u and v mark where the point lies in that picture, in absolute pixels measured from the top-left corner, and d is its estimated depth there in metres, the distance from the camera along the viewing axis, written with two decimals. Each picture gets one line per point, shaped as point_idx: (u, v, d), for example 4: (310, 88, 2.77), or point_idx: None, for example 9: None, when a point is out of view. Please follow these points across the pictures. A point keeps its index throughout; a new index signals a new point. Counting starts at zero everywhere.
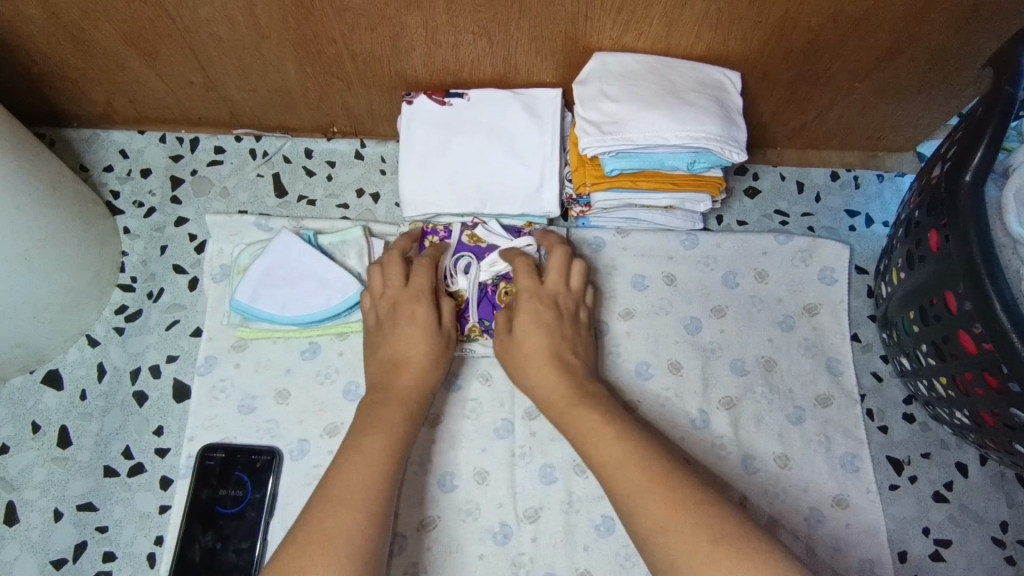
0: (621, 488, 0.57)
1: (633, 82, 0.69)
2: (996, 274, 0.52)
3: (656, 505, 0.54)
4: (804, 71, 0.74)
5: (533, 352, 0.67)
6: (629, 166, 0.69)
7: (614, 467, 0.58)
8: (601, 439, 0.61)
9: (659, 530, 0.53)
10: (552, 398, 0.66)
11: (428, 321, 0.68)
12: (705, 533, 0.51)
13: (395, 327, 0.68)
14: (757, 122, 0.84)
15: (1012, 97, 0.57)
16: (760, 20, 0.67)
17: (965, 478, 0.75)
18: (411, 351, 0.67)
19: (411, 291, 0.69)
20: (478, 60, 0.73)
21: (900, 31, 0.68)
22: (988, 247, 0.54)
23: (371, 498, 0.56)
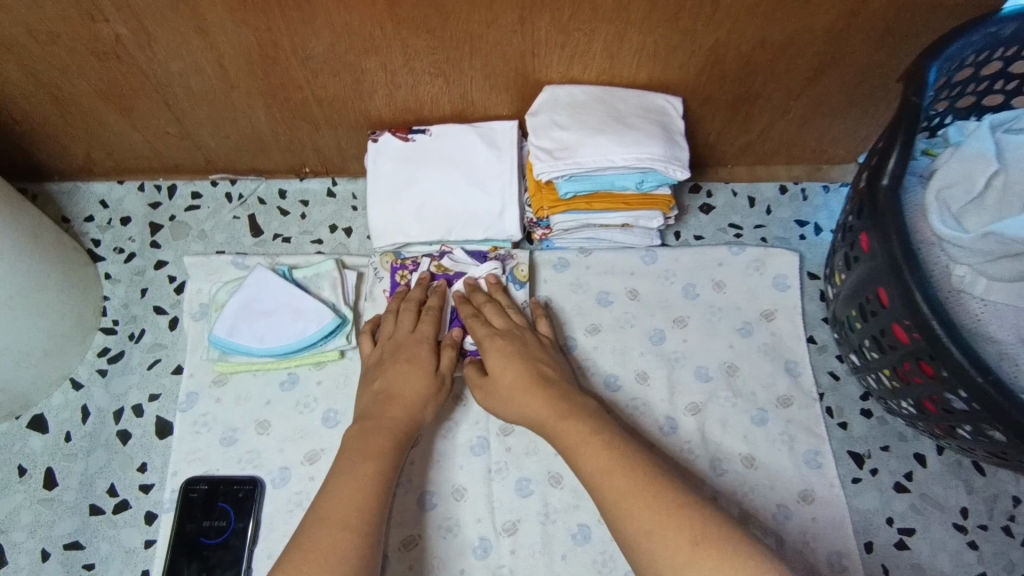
0: (607, 492, 0.57)
1: (581, 111, 0.74)
2: (915, 267, 0.57)
3: (643, 511, 0.54)
4: (742, 93, 0.79)
5: (515, 381, 0.68)
6: (583, 188, 0.73)
7: (602, 477, 0.58)
8: (584, 446, 0.61)
9: (642, 535, 0.53)
10: (541, 415, 0.66)
11: (427, 364, 0.71)
12: (686, 536, 0.51)
13: (395, 364, 0.71)
14: (705, 142, 0.89)
15: (919, 105, 0.62)
16: (693, 50, 0.72)
17: (923, 468, 0.78)
18: (405, 387, 0.69)
19: (417, 337, 0.73)
20: (437, 98, 0.78)
21: (824, 54, 0.73)
22: (907, 244, 0.58)
23: (352, 518, 0.57)
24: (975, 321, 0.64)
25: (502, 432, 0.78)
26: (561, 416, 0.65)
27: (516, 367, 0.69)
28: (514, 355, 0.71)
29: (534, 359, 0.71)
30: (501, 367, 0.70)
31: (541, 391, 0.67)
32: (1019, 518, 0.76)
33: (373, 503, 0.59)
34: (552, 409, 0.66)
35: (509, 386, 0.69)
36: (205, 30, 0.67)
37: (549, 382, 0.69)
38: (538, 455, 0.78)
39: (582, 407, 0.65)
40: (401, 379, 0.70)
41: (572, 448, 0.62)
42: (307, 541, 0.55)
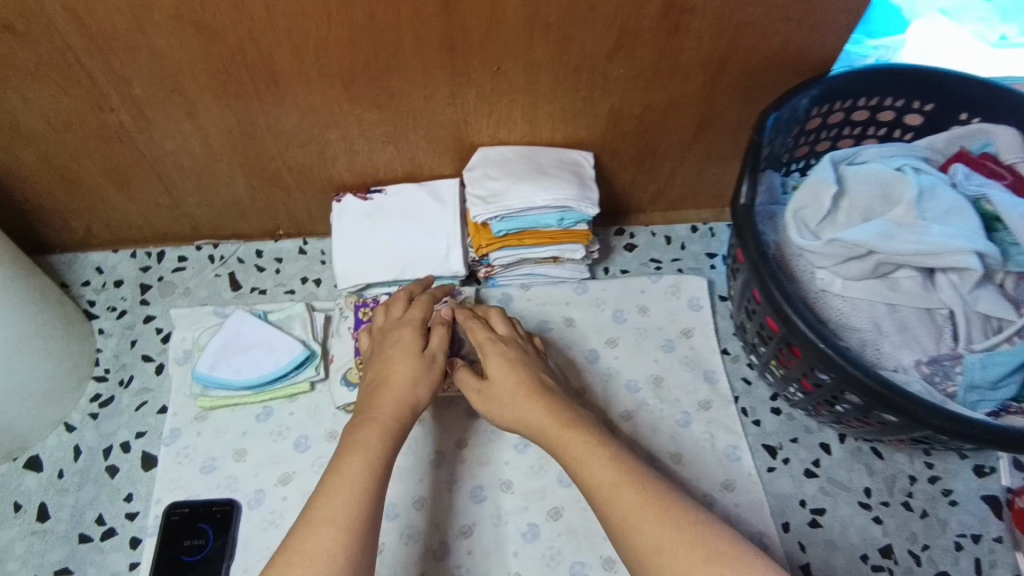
0: (614, 507, 0.58)
1: (507, 165, 0.89)
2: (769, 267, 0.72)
3: (651, 526, 0.55)
4: (644, 147, 0.96)
5: (518, 386, 0.70)
6: (512, 227, 0.87)
7: (612, 489, 0.59)
8: (586, 457, 0.62)
9: (654, 551, 0.54)
10: (545, 423, 0.67)
11: (415, 343, 0.74)
12: (699, 554, 0.53)
13: (385, 348, 0.74)
14: (623, 191, 1.05)
15: (758, 144, 0.78)
16: (595, 113, 0.89)
17: (828, 455, 0.88)
18: (393, 370, 0.71)
19: (407, 319, 0.78)
20: (390, 162, 0.93)
21: (703, 112, 0.90)
22: (762, 249, 0.73)
23: (340, 516, 0.57)
24: (838, 315, 0.78)
25: (457, 446, 0.88)
26: (563, 425, 0.66)
27: (512, 372, 0.72)
28: (511, 359, 0.74)
29: (534, 369, 0.73)
30: (500, 369, 0.73)
31: (540, 399, 0.69)
32: (916, 494, 0.86)
33: (361, 498, 0.58)
34: (555, 420, 0.67)
35: (510, 392, 0.70)
36: (195, 115, 0.82)
37: (545, 390, 0.70)
38: (490, 465, 0.87)
39: (581, 418, 0.67)
40: (390, 367, 0.72)
41: (578, 458, 0.63)
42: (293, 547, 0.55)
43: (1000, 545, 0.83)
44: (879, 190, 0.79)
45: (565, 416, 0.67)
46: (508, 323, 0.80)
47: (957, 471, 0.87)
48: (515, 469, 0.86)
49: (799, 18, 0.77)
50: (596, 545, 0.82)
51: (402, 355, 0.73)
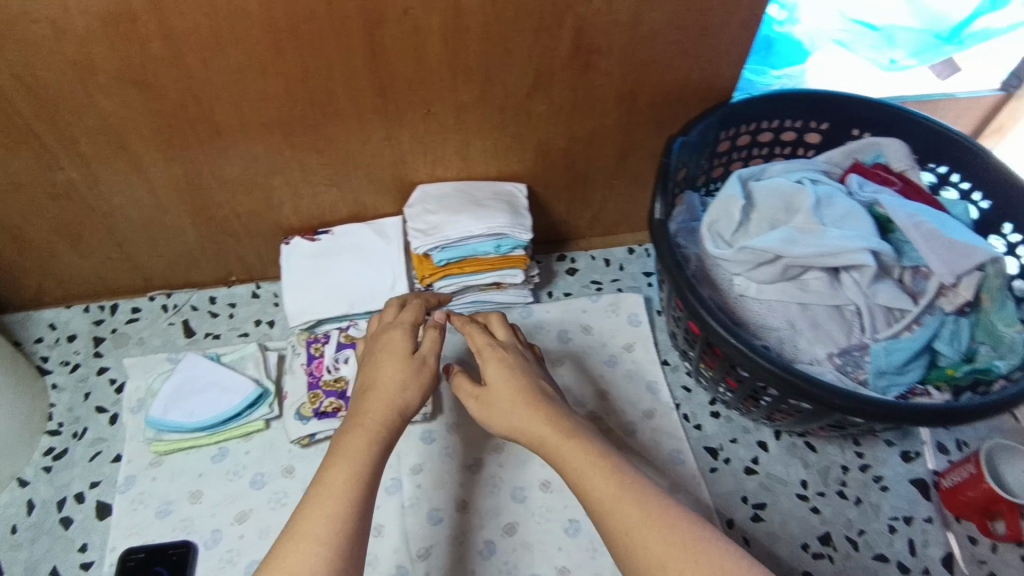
0: (615, 519, 0.58)
1: (444, 200, 0.95)
2: (680, 274, 0.79)
3: (655, 542, 0.55)
4: (574, 176, 1.03)
5: (516, 395, 0.70)
6: (452, 256, 0.92)
7: (613, 502, 0.59)
8: (590, 474, 0.61)
9: (658, 569, 0.54)
10: (546, 435, 0.66)
11: (405, 346, 0.74)
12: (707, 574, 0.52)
13: (377, 353, 0.74)
14: (561, 218, 1.12)
15: (666, 166, 0.85)
16: (524, 147, 0.95)
17: (766, 452, 0.93)
18: (384, 376, 0.71)
19: (399, 322, 0.77)
20: (335, 205, 0.98)
21: (623, 141, 0.98)
22: (674, 258, 0.80)
23: (326, 531, 0.56)
24: (756, 317, 0.84)
25: (413, 472, 0.90)
26: (565, 437, 0.65)
27: (511, 378, 0.72)
28: (506, 366, 0.74)
29: (533, 378, 0.73)
30: (498, 375, 0.73)
31: (540, 408, 0.69)
32: (849, 482, 0.91)
33: (346, 513, 0.58)
34: (555, 430, 0.66)
35: (508, 400, 0.70)
36: (142, 169, 0.87)
37: (543, 399, 0.70)
38: (445, 488, 0.90)
39: (582, 429, 0.66)
40: (381, 373, 0.72)
41: (580, 470, 0.62)
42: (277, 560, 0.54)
43: (931, 524, 0.87)
44: (782, 203, 0.87)
45: (568, 429, 0.66)
46: (506, 327, 0.81)
47: (886, 458, 0.93)
48: (470, 489, 0.90)
49: (695, 54, 0.85)
50: (551, 555, 0.85)
51: (395, 360, 0.72)
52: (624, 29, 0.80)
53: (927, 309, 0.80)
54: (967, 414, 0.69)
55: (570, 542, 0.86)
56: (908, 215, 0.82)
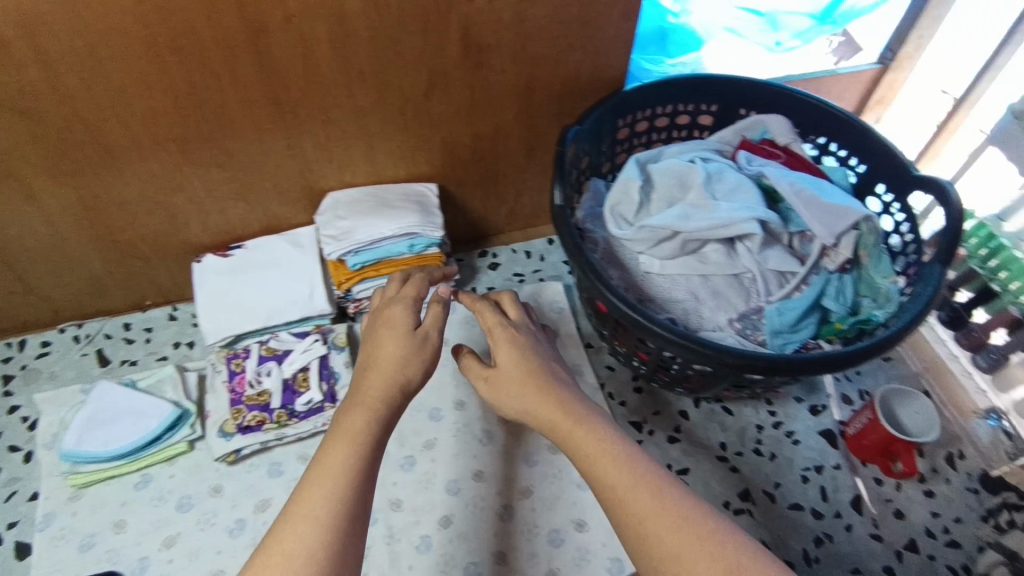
0: (630, 508, 0.57)
1: (354, 205, 0.95)
2: (581, 255, 0.81)
3: (668, 533, 0.54)
4: (485, 172, 1.05)
5: (526, 376, 0.73)
6: (366, 259, 0.93)
7: (627, 490, 0.58)
8: (604, 464, 0.61)
9: (671, 559, 0.53)
10: (557, 421, 0.68)
11: (407, 322, 0.75)
12: (719, 565, 0.51)
13: (377, 330, 0.75)
14: (478, 214, 1.14)
15: (561, 153, 0.86)
16: (430, 147, 0.97)
17: (687, 421, 0.98)
18: (386, 350, 0.72)
19: (400, 298, 0.78)
20: (246, 218, 0.98)
21: (527, 135, 1.01)
22: (574, 240, 0.82)
23: (320, 513, 0.55)
24: (661, 292, 0.88)
25: None
26: (575, 422, 0.66)
27: (522, 356, 0.76)
28: (515, 345, 0.77)
29: (542, 359, 0.76)
30: (506, 355, 0.76)
31: (550, 391, 0.71)
32: (764, 440, 0.96)
33: (343, 496, 0.57)
34: (565, 415, 0.67)
35: (516, 379, 0.73)
36: (35, 198, 0.84)
37: (552, 378, 0.73)
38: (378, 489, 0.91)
39: (593, 414, 0.67)
40: (382, 349, 0.72)
41: (589, 455, 0.63)
42: (276, 540, 0.53)
43: (839, 471, 0.93)
44: (677, 181, 0.92)
45: (579, 414, 0.67)
46: (513, 308, 0.85)
47: (796, 413, 0.98)
48: (404, 487, 0.91)
49: (582, 46, 0.89)
50: (487, 542, 0.87)
51: (399, 335, 0.72)
52: (510, 26, 0.83)
53: (813, 268, 0.86)
54: (838, 357, 0.73)
55: (505, 528, 0.88)
56: (790, 184, 0.87)
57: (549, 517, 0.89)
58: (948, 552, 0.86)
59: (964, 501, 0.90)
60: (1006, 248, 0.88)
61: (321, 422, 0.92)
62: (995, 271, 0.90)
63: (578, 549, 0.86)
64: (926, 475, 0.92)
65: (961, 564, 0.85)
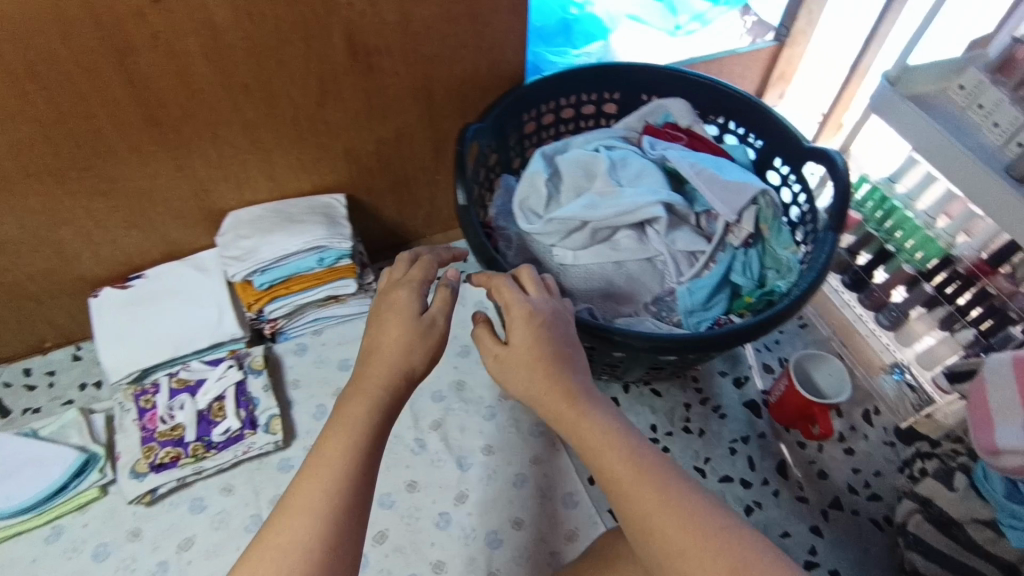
0: (633, 504, 0.54)
1: (256, 222, 0.92)
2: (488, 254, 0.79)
3: (672, 528, 0.52)
4: (394, 177, 1.02)
5: (544, 367, 0.61)
6: (274, 278, 0.90)
7: (631, 486, 0.54)
8: (607, 457, 0.57)
9: (676, 555, 0.51)
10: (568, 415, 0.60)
11: (410, 308, 0.62)
12: (722, 564, 0.49)
13: (377, 314, 0.63)
14: (395, 221, 1.11)
15: (461, 152, 0.84)
16: (332, 156, 0.94)
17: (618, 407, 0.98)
18: (386, 337, 0.61)
19: (404, 280, 0.65)
20: (143, 246, 0.93)
21: (433, 136, 0.99)
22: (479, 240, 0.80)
23: (317, 504, 0.52)
24: (577, 283, 0.88)
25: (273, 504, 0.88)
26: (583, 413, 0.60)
27: (544, 347, 0.62)
28: (536, 334, 0.62)
29: (564, 348, 0.63)
30: (521, 340, 0.62)
31: (564, 383, 0.61)
32: (693, 417, 0.98)
33: (343, 490, 0.53)
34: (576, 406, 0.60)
35: (534, 368, 0.61)
36: None
37: (567, 366, 0.62)
38: None
39: (602, 407, 0.61)
40: (383, 334, 0.61)
41: (596, 451, 0.58)
42: (270, 532, 0.51)
43: (764, 439, 0.96)
44: (583, 171, 0.92)
45: (587, 406, 0.60)
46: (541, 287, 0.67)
47: (721, 388, 1.01)
48: None
49: (475, 43, 0.88)
50: (424, 553, 0.85)
51: (406, 322, 0.61)
52: (396, 28, 0.81)
53: (719, 246, 0.88)
54: (733, 336, 0.75)
55: (442, 535, 0.87)
56: (690, 165, 0.89)
57: (485, 519, 0.88)
58: (870, 505, 0.90)
59: (881, 455, 0.94)
60: (898, 209, 0.92)
61: (241, 451, 0.89)
62: (890, 232, 0.94)
63: (516, 548, 0.86)
64: (845, 433, 0.95)
65: (882, 515, 0.89)
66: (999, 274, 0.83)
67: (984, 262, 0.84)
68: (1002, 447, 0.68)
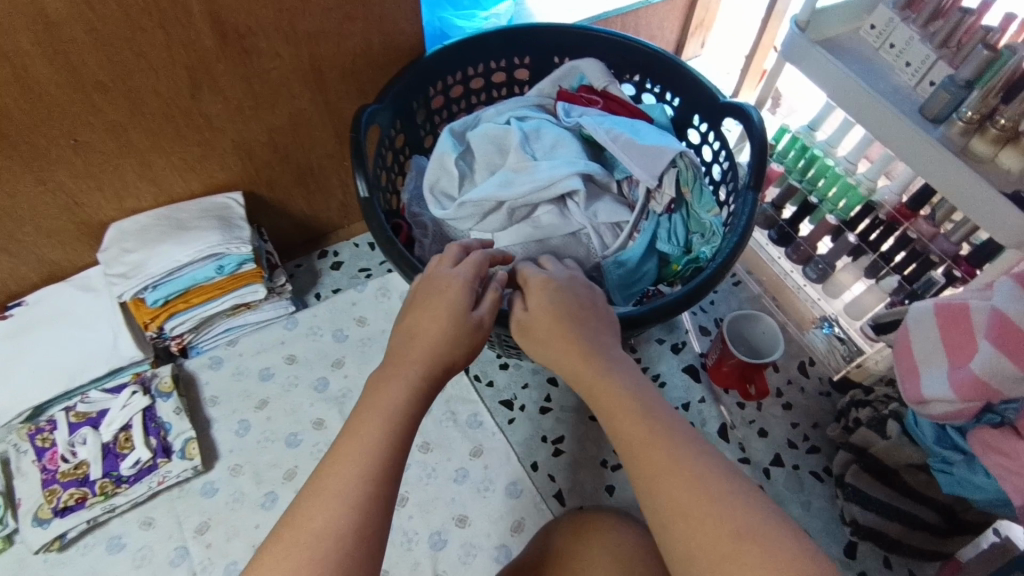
0: (640, 458, 0.50)
1: (142, 233, 0.84)
2: (394, 248, 0.70)
3: (675, 480, 0.47)
4: (297, 168, 0.95)
5: (585, 348, 0.58)
6: (167, 293, 0.83)
7: (641, 439, 0.51)
8: (621, 420, 0.53)
9: (678, 506, 0.46)
10: (577, 366, 0.58)
11: (460, 308, 0.59)
12: (723, 521, 0.45)
13: (417, 309, 0.60)
14: (305, 215, 1.03)
15: (356, 139, 0.76)
16: (221, 152, 0.85)
17: (556, 387, 0.96)
18: (428, 332, 0.58)
19: (452, 278, 0.62)
20: (18, 270, 0.84)
21: (333, 122, 0.91)
22: (386, 233, 0.71)
23: (349, 487, 0.48)
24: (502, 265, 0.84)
25: (199, 532, 0.83)
26: (599, 374, 0.56)
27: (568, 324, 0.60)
28: (570, 310, 0.62)
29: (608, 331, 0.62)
30: (561, 326, 0.60)
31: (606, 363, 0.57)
32: None
33: (377, 471, 0.49)
34: (602, 377, 0.56)
35: (564, 348, 0.59)
36: None
37: (585, 327, 0.60)
38: (239, 538, 0.82)
39: (632, 368, 0.57)
40: (424, 327, 0.58)
41: (607, 401, 0.55)
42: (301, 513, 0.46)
43: (704, 403, 0.95)
44: (495, 147, 0.87)
45: (605, 366, 0.57)
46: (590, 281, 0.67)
47: (660, 356, 0.99)
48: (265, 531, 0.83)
49: (362, 15, 0.80)
50: None
51: (461, 325, 0.59)
52: (266, 4, 0.72)
53: (642, 214, 0.85)
54: (672, 304, 0.70)
55: None
56: (606, 131, 0.84)
57: (427, 520, 0.85)
58: (810, 459, 0.90)
59: (819, 407, 0.95)
60: (819, 157, 0.90)
61: (156, 482, 0.83)
62: (813, 182, 0.92)
63: (461, 547, 0.83)
64: (782, 388, 0.96)
65: (822, 467, 0.90)
66: (919, 217, 0.82)
67: (904, 206, 0.83)
68: (928, 396, 0.69)
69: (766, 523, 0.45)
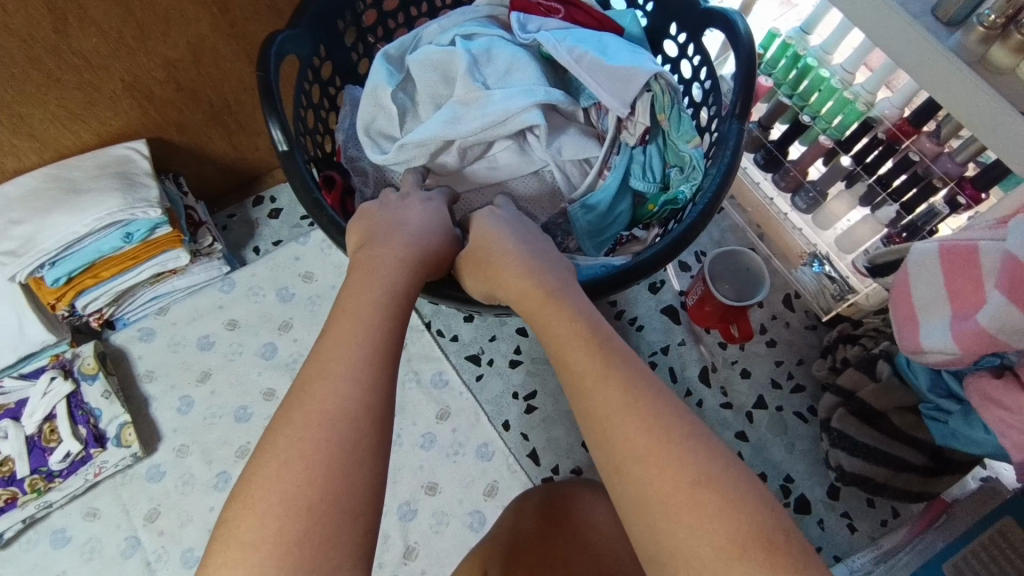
0: (593, 404, 0.40)
1: (28, 201, 0.71)
2: (324, 213, 0.57)
3: (631, 431, 0.38)
4: (209, 108, 0.80)
5: (527, 292, 0.49)
6: (70, 270, 0.73)
7: (595, 382, 0.41)
8: (574, 348, 0.43)
9: (632, 462, 0.37)
10: (528, 308, 0.49)
11: (440, 217, 0.58)
12: (685, 475, 0.36)
13: (390, 203, 0.58)
14: (231, 160, 0.90)
15: (264, 78, 0.59)
16: (110, 96, 0.71)
17: (526, 338, 0.89)
18: (408, 216, 0.56)
19: (427, 195, 0.62)
20: None
21: (243, 51, 0.76)
22: (312, 195, 0.57)
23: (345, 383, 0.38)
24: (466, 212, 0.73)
25: (149, 520, 0.77)
26: (552, 315, 0.46)
27: (510, 241, 0.54)
28: (534, 243, 0.56)
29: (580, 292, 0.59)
30: (516, 266, 0.51)
31: (560, 305, 0.47)
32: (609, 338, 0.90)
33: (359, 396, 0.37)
34: (559, 316, 0.46)
35: (514, 298, 0.50)
36: None
37: (542, 269, 0.51)
38: (194, 523, 0.77)
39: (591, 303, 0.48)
40: (404, 213, 0.56)
41: (558, 338, 0.45)
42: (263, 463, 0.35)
43: (684, 346, 0.89)
44: (438, 74, 0.74)
45: (556, 283, 0.49)
46: None
47: (637, 297, 0.92)
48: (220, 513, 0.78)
49: None
50: None
51: (445, 234, 0.56)
52: None
53: (612, 148, 0.74)
54: (660, 257, 0.59)
55: None
56: (568, 51, 0.71)
57: (394, 491, 0.80)
58: (794, 398, 0.86)
59: (804, 342, 0.90)
60: (813, 68, 0.78)
61: (92, 473, 0.76)
62: (805, 97, 0.81)
63: (432, 515, 0.79)
64: (766, 324, 0.90)
65: (806, 407, 0.86)
66: (922, 133, 0.73)
67: (906, 122, 0.73)
68: (926, 347, 0.63)
69: (737, 481, 0.36)
